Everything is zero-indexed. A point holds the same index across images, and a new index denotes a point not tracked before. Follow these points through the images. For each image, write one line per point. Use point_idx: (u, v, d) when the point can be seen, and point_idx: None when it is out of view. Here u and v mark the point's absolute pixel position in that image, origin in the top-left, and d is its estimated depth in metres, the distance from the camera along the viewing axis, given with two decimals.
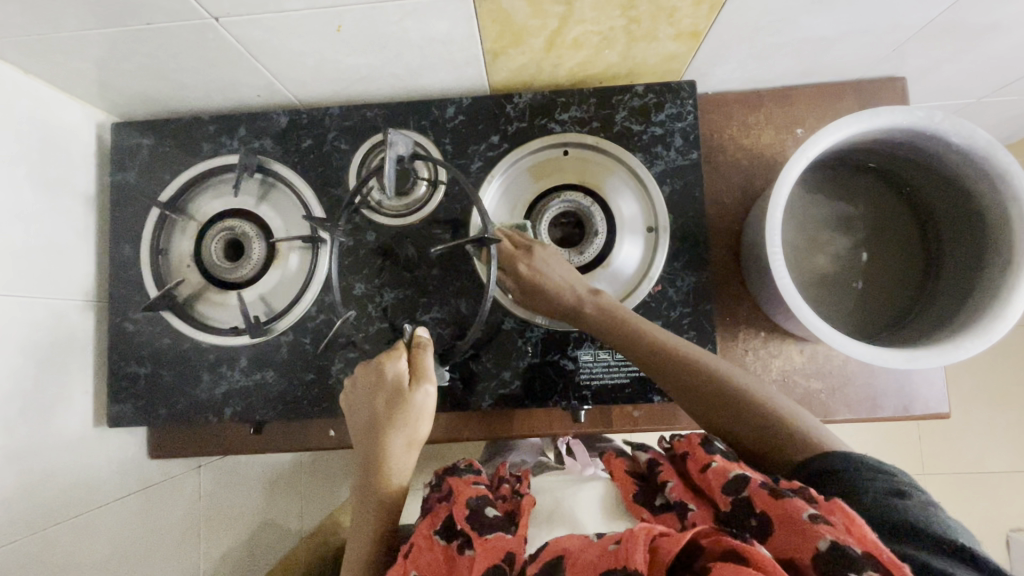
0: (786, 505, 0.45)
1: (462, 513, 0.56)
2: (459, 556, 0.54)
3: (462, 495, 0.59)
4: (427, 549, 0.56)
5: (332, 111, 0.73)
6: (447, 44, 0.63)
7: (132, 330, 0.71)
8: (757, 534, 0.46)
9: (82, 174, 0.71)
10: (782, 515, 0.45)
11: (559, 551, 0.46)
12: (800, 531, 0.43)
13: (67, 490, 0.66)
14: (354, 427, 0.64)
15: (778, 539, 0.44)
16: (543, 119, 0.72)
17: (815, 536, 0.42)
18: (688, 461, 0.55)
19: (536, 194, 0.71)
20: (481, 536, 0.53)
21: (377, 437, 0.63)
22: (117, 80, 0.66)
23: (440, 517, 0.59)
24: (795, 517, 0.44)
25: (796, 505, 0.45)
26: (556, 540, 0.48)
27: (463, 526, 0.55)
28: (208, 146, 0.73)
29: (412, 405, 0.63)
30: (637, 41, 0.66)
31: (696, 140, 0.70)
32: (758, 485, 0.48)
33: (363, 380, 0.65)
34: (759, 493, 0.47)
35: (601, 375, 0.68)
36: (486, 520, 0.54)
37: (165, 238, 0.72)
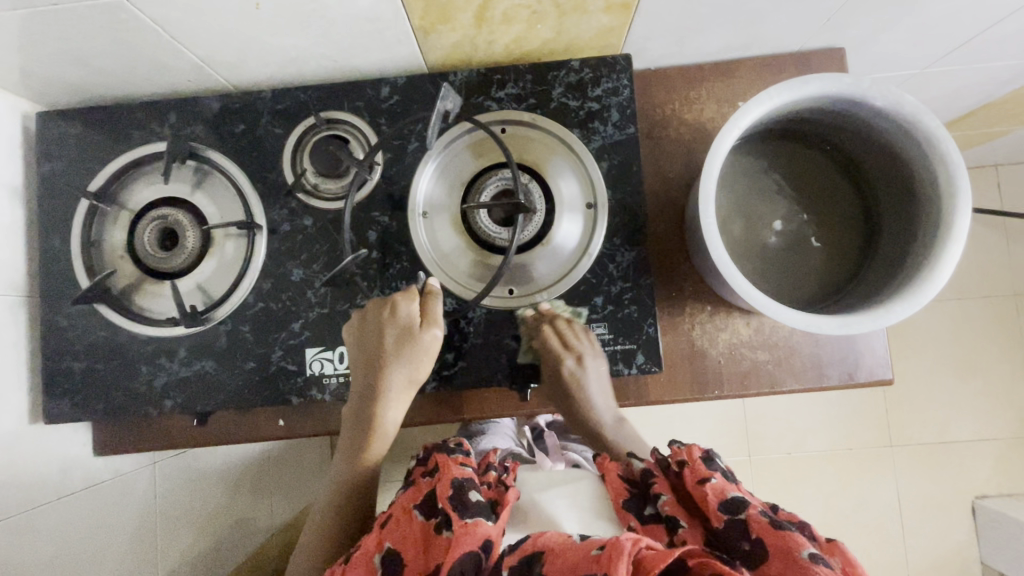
0: (785, 540, 0.50)
1: (444, 495, 0.58)
2: (436, 537, 0.55)
3: (445, 477, 0.60)
4: (404, 523, 0.58)
5: (265, 95, 0.72)
6: (373, 21, 0.62)
7: (65, 324, 0.69)
8: (752, 564, 0.51)
9: (6, 165, 0.69)
10: (782, 549, 0.50)
11: (542, 545, 0.50)
12: (797, 567, 0.48)
13: (3, 488, 0.65)
14: (358, 361, 0.65)
15: (772, 566, 0.50)
16: (479, 97, 0.71)
17: None
18: (693, 483, 0.59)
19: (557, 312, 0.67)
20: (462, 521, 0.54)
21: (381, 374, 0.64)
22: (35, 66, 0.64)
23: (421, 494, 0.60)
24: (793, 552, 0.49)
25: (798, 541, 0.50)
26: (539, 534, 0.51)
27: (444, 507, 0.57)
28: (138, 133, 0.71)
29: (418, 345, 0.64)
30: (567, 15, 0.65)
31: (632, 114, 0.70)
32: (760, 518, 0.53)
33: (373, 314, 0.66)
34: (763, 526, 0.52)
35: (545, 352, 0.68)
36: (469, 509, 0.56)
37: (96, 229, 0.70)
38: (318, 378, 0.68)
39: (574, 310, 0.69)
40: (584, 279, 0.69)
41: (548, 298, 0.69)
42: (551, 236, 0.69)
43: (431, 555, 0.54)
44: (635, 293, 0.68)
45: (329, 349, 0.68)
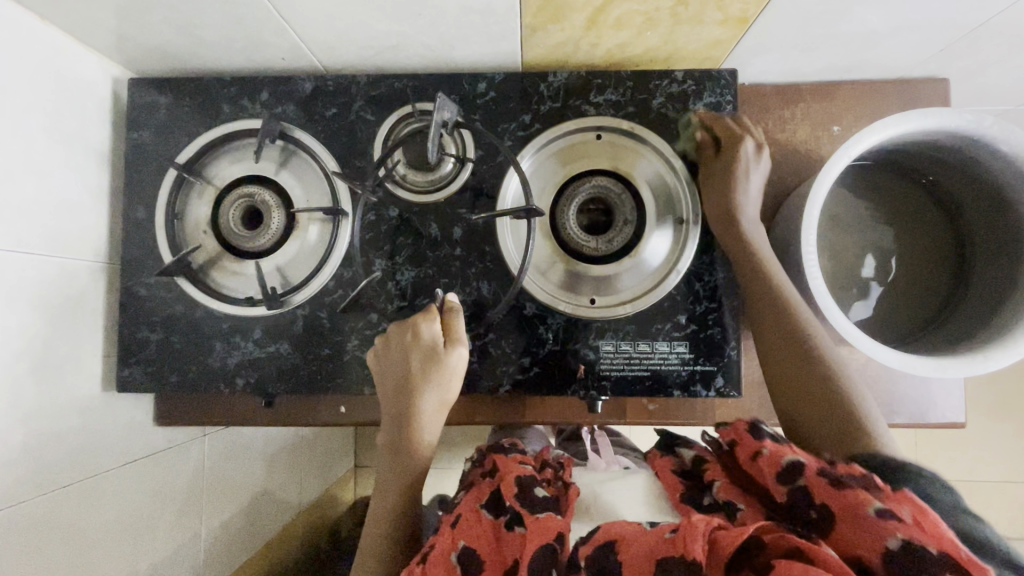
0: (848, 499, 0.44)
1: (512, 492, 0.56)
2: (511, 534, 0.54)
3: (509, 474, 0.59)
4: (473, 521, 0.56)
5: (359, 79, 0.70)
6: (485, 14, 0.61)
7: (144, 294, 0.69)
8: (824, 531, 0.45)
9: (97, 130, 0.68)
10: (847, 508, 0.44)
11: (614, 534, 0.48)
12: (865, 528, 0.43)
13: (75, 452, 0.65)
14: (382, 390, 0.64)
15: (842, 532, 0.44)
16: (577, 100, 0.69)
17: (884, 534, 0.42)
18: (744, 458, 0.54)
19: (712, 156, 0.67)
20: (534, 514, 0.53)
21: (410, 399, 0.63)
22: (138, 32, 0.64)
23: (484, 493, 0.59)
24: (858, 513, 0.43)
25: (862, 498, 0.44)
26: (607, 524, 0.49)
27: (513, 503, 0.55)
28: (228, 108, 0.70)
29: (445, 366, 0.62)
30: (681, 24, 0.63)
31: (734, 131, 0.67)
32: (818, 479, 0.47)
33: (396, 339, 0.64)
34: (820, 486, 0.46)
35: (621, 366, 0.67)
36: (538, 503, 0.54)
37: (181, 202, 0.70)
38: None
39: (656, 326, 0.67)
40: (670, 296, 0.67)
41: (630, 312, 0.67)
42: (639, 249, 0.68)
43: (507, 550, 0.53)
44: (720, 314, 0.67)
45: None
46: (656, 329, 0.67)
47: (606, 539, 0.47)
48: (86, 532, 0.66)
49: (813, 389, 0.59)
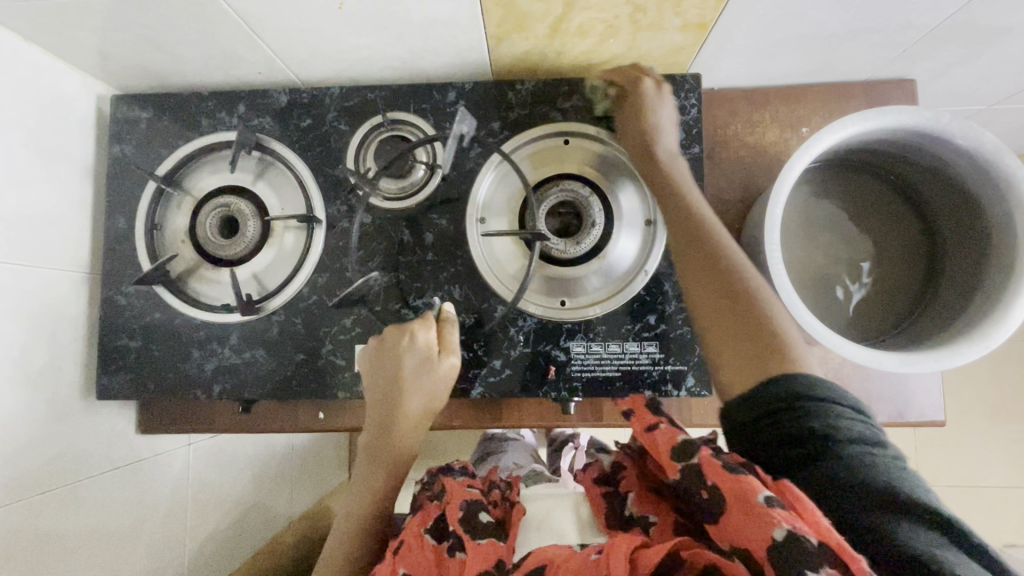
0: (739, 483, 0.43)
1: (455, 515, 0.56)
2: (450, 559, 0.54)
3: (454, 496, 0.59)
4: (416, 547, 0.55)
5: (332, 92, 0.72)
6: (449, 25, 0.63)
7: (124, 303, 0.71)
8: (712, 520, 0.45)
9: (79, 145, 0.70)
10: (734, 491, 0.43)
11: (544, 560, 0.48)
12: (754, 515, 0.41)
13: (54, 459, 0.66)
14: (372, 391, 0.64)
15: (731, 516, 0.43)
16: (545, 108, 0.71)
17: (768, 522, 0.40)
18: (643, 432, 0.53)
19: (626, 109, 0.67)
20: (474, 540, 0.53)
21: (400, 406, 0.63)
22: (118, 51, 0.66)
23: (431, 516, 0.59)
24: (748, 497, 0.42)
25: (752, 486, 0.42)
26: (538, 550, 0.50)
27: (454, 529, 0.55)
28: (206, 122, 0.72)
29: (440, 374, 0.63)
30: (642, 30, 0.65)
31: (698, 134, 0.69)
32: (710, 459, 0.46)
33: (390, 342, 0.64)
34: (712, 466, 0.46)
35: (593, 367, 0.68)
36: (478, 525, 0.55)
37: (160, 212, 0.72)
38: None
39: (626, 327, 0.68)
40: (639, 296, 0.68)
41: (600, 313, 0.68)
42: (608, 250, 0.69)
43: None
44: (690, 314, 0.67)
45: None
46: (626, 329, 0.68)
47: (534, 565, 0.48)
48: (63, 539, 0.66)
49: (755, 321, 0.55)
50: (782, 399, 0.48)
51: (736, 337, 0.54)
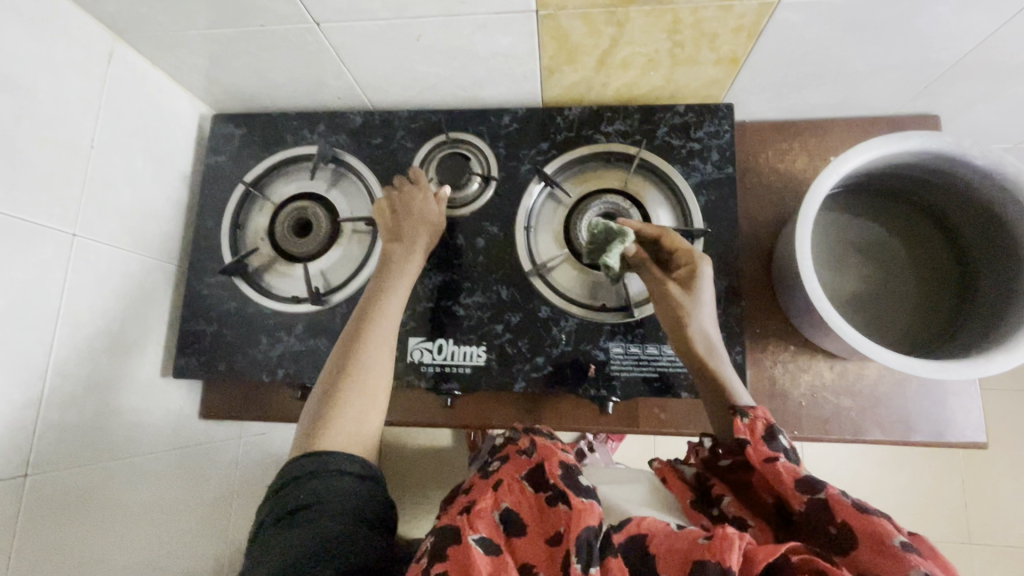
0: (872, 524, 0.45)
1: (554, 470, 0.55)
2: (553, 510, 0.53)
3: (548, 453, 0.57)
4: (517, 489, 0.56)
5: (402, 114, 0.82)
6: (509, 57, 0.72)
7: (204, 292, 0.78)
8: (837, 554, 0.46)
9: (181, 153, 0.81)
10: (868, 533, 0.45)
11: (645, 530, 0.49)
12: (888, 555, 0.43)
13: (128, 428, 0.72)
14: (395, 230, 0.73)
15: (859, 551, 0.45)
16: (589, 130, 0.78)
17: (907, 565, 0.41)
18: (761, 466, 0.54)
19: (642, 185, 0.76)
20: (579, 496, 0.52)
21: (393, 261, 0.70)
22: (225, 75, 0.77)
23: (525, 467, 0.58)
24: (883, 542, 0.44)
25: (886, 529, 0.44)
26: (639, 519, 0.51)
27: (555, 482, 0.54)
28: (290, 137, 0.82)
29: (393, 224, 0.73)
30: (679, 64, 0.73)
31: (731, 156, 0.75)
32: (844, 500, 0.48)
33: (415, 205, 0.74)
34: (844, 507, 0.47)
35: (630, 367, 0.71)
36: (583, 484, 0.53)
37: (244, 213, 0.81)
38: (416, 365, 0.74)
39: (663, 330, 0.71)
40: None
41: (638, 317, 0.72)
42: None
43: (547, 522, 0.52)
44: (724, 320, 0.71)
45: (428, 340, 0.74)
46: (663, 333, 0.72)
47: (634, 532, 0.49)
48: (113, 504, 0.69)
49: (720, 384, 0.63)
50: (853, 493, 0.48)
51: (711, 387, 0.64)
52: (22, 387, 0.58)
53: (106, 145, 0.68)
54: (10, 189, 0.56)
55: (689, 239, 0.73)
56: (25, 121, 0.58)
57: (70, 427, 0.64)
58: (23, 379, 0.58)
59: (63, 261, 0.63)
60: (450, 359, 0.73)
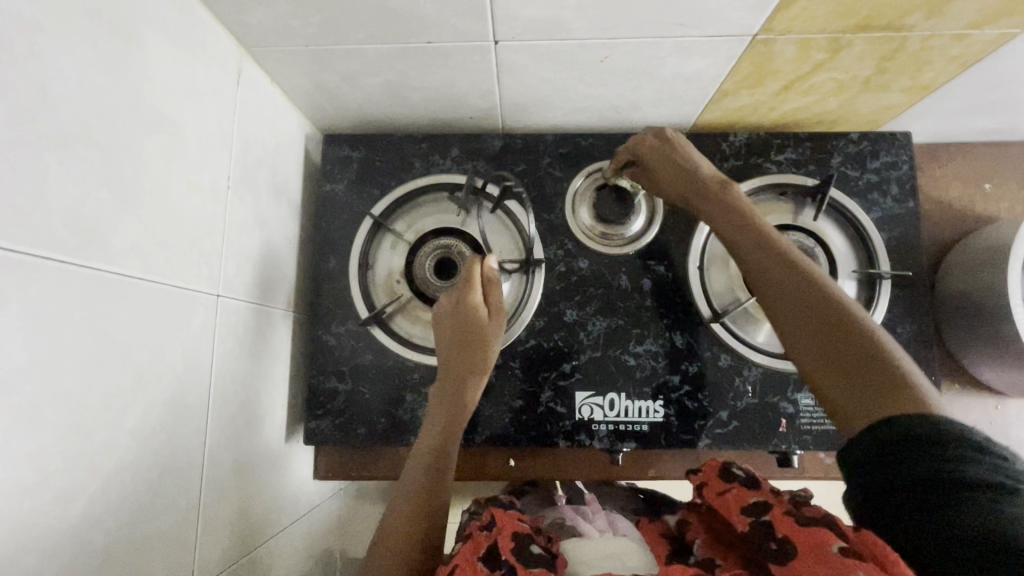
0: (816, 534, 0.42)
1: (507, 543, 0.50)
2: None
3: (506, 525, 0.52)
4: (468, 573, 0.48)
5: (546, 138, 0.73)
6: (691, 81, 0.64)
7: (334, 344, 0.69)
8: (775, 562, 0.43)
9: (295, 182, 0.70)
10: (812, 543, 0.41)
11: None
12: (825, 562, 0.39)
13: (266, 511, 0.62)
14: (454, 333, 0.62)
15: (799, 564, 0.41)
16: (759, 159, 0.72)
17: (845, 569, 0.37)
18: (716, 497, 0.53)
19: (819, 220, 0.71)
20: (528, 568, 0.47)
21: (473, 338, 0.62)
22: (352, 93, 0.67)
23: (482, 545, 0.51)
24: (823, 548, 0.40)
25: (828, 535, 0.41)
26: None
27: (508, 559, 0.48)
28: (420, 164, 0.73)
29: (457, 323, 0.62)
30: (867, 91, 0.67)
31: (913, 189, 0.70)
32: (788, 517, 0.45)
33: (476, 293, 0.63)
34: (786, 522, 0.44)
35: (822, 420, 0.67)
36: (530, 555, 0.49)
37: (372, 252, 0.71)
38: (586, 423, 0.67)
39: None
40: None
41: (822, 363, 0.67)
42: None
43: None
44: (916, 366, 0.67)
45: (598, 394, 0.68)
46: None
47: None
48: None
49: (837, 351, 0.48)
50: (895, 437, 0.41)
51: (834, 363, 0.47)
52: (186, 491, 0.48)
53: (237, 183, 0.57)
54: (167, 252, 0.46)
55: (875, 280, 0.69)
56: (176, 166, 0.47)
57: (228, 525, 0.54)
58: (188, 480, 0.48)
59: (212, 329, 0.52)
60: (625, 415, 0.67)
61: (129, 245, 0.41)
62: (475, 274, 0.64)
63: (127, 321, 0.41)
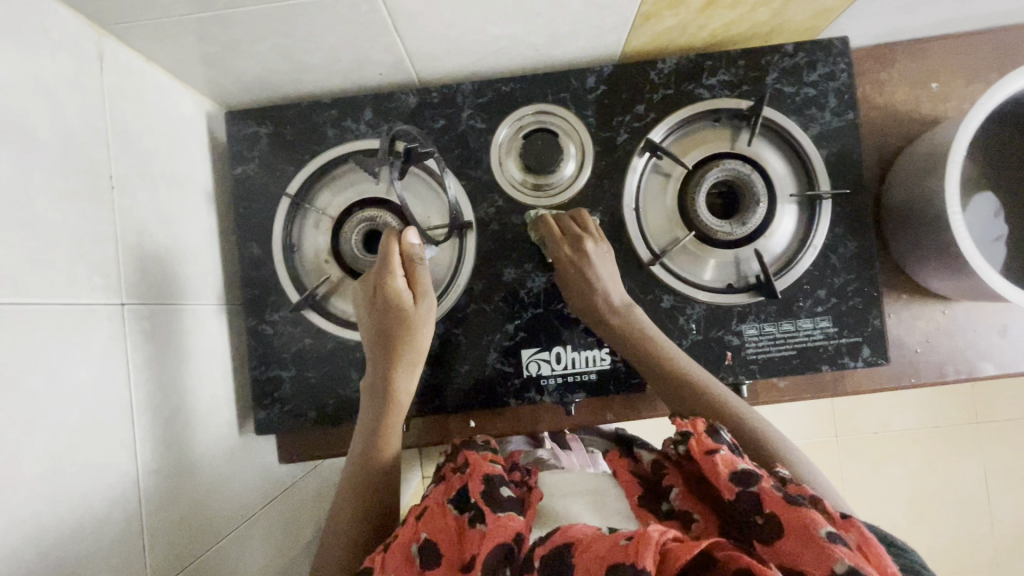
0: (801, 514, 0.42)
1: (477, 487, 0.52)
2: (470, 530, 0.49)
3: (477, 467, 0.54)
4: (439, 515, 0.51)
5: (464, 88, 0.68)
6: (605, 9, 0.59)
7: (272, 332, 0.67)
8: (761, 541, 0.43)
9: (201, 168, 0.66)
10: (796, 525, 0.42)
11: (570, 537, 0.43)
12: (815, 547, 0.40)
13: (226, 502, 0.63)
14: (377, 328, 0.62)
15: (783, 541, 0.42)
16: (689, 85, 0.68)
17: (831, 557, 0.39)
18: (700, 456, 0.51)
19: (756, 143, 0.68)
20: (494, 512, 0.49)
21: (397, 326, 0.62)
22: (241, 64, 0.61)
23: (454, 486, 0.55)
24: (810, 529, 0.41)
25: (815, 518, 0.42)
26: (567, 526, 0.45)
27: (477, 500, 0.51)
28: (333, 132, 0.68)
29: (383, 313, 0.62)
30: (796, 0, 0.61)
31: (852, 100, 0.67)
32: (774, 493, 0.45)
33: (393, 284, 0.62)
34: (772, 497, 0.44)
35: (767, 348, 0.67)
36: (503, 501, 0.50)
37: (296, 232, 0.69)
38: (536, 379, 0.67)
39: (798, 304, 0.67)
40: (809, 273, 0.67)
41: (753, 295, 0.67)
42: (773, 229, 0.67)
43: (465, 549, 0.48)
44: (858, 285, 0.67)
45: (544, 350, 0.67)
46: (798, 306, 0.67)
47: (560, 542, 0.43)
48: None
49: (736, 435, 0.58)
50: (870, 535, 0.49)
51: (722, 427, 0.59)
52: (121, 506, 0.48)
53: (126, 181, 0.53)
54: (44, 269, 0.43)
55: (813, 201, 0.67)
56: (34, 174, 0.43)
57: (177, 527, 0.54)
58: (119, 494, 0.48)
59: (122, 339, 0.50)
60: (572, 367, 0.67)
61: None
62: (393, 254, 0.62)
63: (8, 350, 0.39)
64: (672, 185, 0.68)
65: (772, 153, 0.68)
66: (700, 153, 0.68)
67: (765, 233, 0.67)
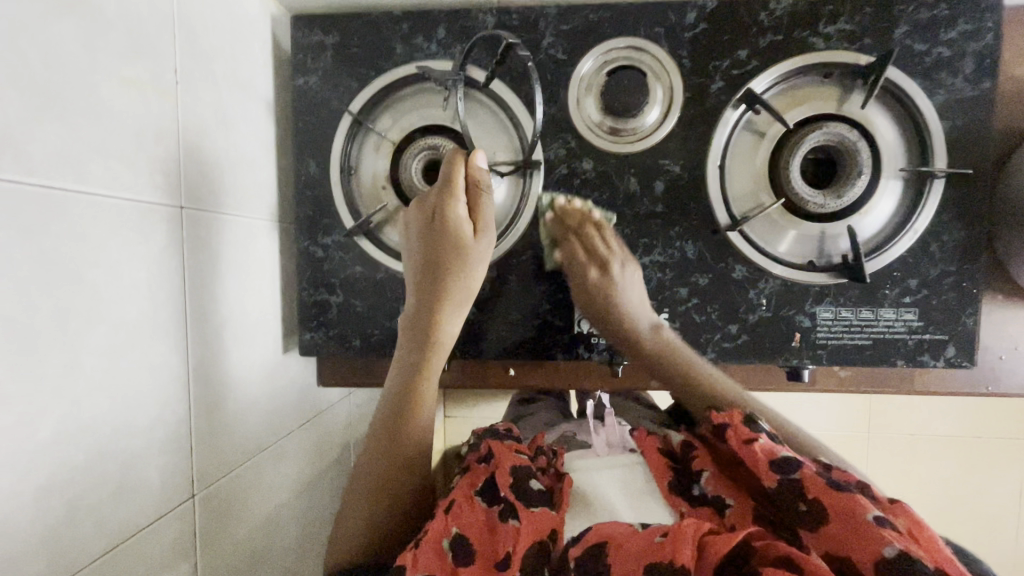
0: (848, 500, 0.40)
1: (505, 478, 0.47)
2: (501, 525, 0.44)
3: (502, 455, 0.50)
4: (470, 508, 0.46)
5: (547, 13, 0.62)
6: None
7: (322, 255, 0.66)
8: (806, 529, 0.41)
9: (263, 75, 0.63)
10: (839, 506, 0.40)
11: (604, 536, 0.40)
12: (862, 533, 0.38)
13: (268, 417, 0.64)
14: (428, 253, 0.59)
15: (830, 530, 0.40)
16: (803, 31, 0.60)
17: (880, 541, 0.37)
18: (739, 446, 0.47)
19: (869, 106, 0.60)
20: (526, 507, 0.44)
21: (449, 253, 0.58)
22: None
23: (480, 480, 0.50)
24: (856, 516, 0.39)
25: (860, 502, 0.40)
26: (598, 525, 0.42)
27: (506, 493, 0.46)
28: (402, 49, 0.64)
29: (439, 236, 0.58)
30: None
31: (993, 66, 0.58)
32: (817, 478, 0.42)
33: (454, 207, 0.59)
34: (817, 483, 0.42)
35: (840, 334, 0.62)
36: (533, 490, 0.46)
37: (354, 154, 0.66)
38: (585, 335, 0.64)
39: (883, 291, 0.61)
40: (901, 259, 0.61)
41: (835, 276, 0.61)
42: (869, 206, 0.60)
43: (500, 542, 0.43)
44: (957, 277, 0.60)
45: None
46: (884, 294, 0.61)
47: (594, 541, 0.40)
48: (254, 498, 0.60)
49: None
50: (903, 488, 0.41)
51: None
52: (172, 409, 0.48)
53: (189, 77, 0.50)
54: (108, 159, 0.41)
55: (922, 181, 0.60)
56: (101, 56, 0.41)
57: (221, 435, 0.55)
58: (169, 396, 0.48)
59: (178, 243, 0.49)
60: None
61: (55, 152, 0.37)
62: (458, 175, 0.59)
63: (71, 239, 0.38)
64: (765, 146, 0.62)
65: (886, 121, 0.60)
66: (802, 113, 0.61)
67: (860, 212, 0.60)
